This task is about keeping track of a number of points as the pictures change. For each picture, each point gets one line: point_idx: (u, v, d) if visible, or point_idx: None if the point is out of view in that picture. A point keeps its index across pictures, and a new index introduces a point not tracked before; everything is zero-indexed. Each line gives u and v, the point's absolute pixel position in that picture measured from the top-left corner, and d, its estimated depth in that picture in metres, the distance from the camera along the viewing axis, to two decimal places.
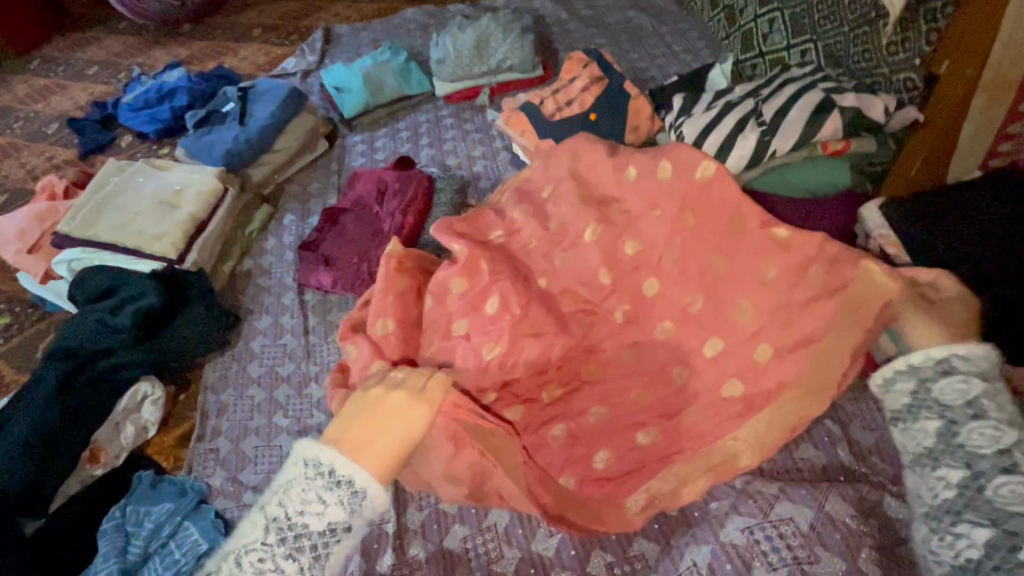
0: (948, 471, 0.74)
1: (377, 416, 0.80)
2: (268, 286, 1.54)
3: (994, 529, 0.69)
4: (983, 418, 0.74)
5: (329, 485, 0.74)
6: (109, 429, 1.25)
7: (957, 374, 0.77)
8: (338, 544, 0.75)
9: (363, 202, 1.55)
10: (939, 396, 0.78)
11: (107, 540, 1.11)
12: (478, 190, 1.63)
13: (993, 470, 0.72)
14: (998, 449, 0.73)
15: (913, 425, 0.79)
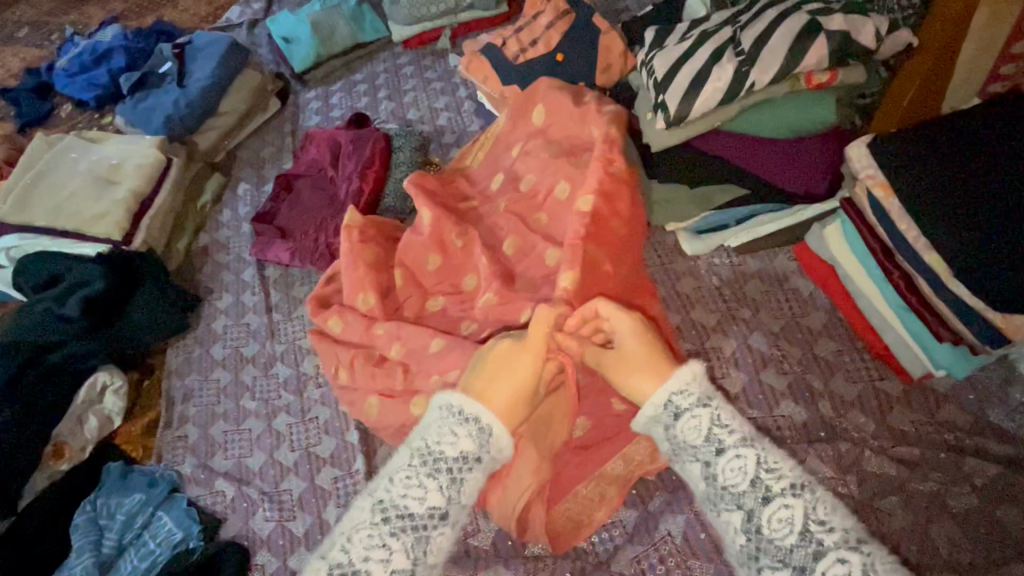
0: (730, 515, 0.71)
1: (512, 365, 0.82)
2: (226, 262, 1.45)
3: (789, 570, 0.66)
4: (734, 455, 0.72)
5: (460, 419, 0.79)
6: (71, 422, 1.21)
7: (685, 413, 0.76)
8: (471, 472, 0.78)
9: (318, 165, 1.44)
10: (684, 437, 0.75)
11: (79, 535, 1.08)
12: (442, 146, 1.52)
13: (757, 503, 0.70)
14: (750, 481, 0.71)
15: (685, 468, 0.76)
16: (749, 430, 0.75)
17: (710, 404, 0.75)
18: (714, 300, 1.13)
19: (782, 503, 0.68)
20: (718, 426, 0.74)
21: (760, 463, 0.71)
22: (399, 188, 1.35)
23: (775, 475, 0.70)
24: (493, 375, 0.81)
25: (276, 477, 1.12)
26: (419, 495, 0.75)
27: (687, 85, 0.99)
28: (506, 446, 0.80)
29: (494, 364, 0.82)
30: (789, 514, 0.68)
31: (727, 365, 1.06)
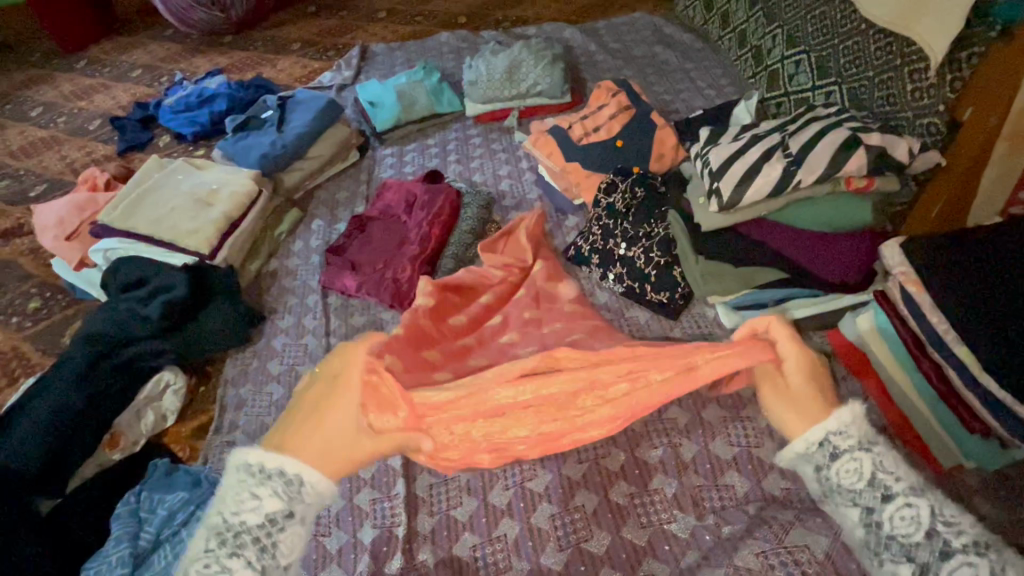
0: (895, 566, 0.67)
1: (319, 406, 0.72)
2: (293, 288, 1.57)
3: (911, 565, 0.67)
4: (912, 506, 0.69)
5: (261, 479, 0.69)
6: (130, 415, 1.28)
7: (845, 453, 0.72)
8: (284, 532, 0.70)
9: (392, 211, 1.59)
10: (838, 479, 0.72)
11: (120, 524, 1.12)
12: (502, 208, 1.67)
13: (934, 558, 0.66)
14: (925, 532, 0.68)
15: (839, 512, 0.72)
16: (912, 475, 0.72)
17: (874, 449, 0.71)
18: None
19: (966, 560, 0.65)
20: (883, 471, 0.71)
21: (933, 514, 0.68)
22: (464, 238, 1.49)
23: (955, 528, 0.67)
24: (324, 418, 0.71)
25: None
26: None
27: (740, 177, 1.13)
28: (328, 487, 0.70)
29: (322, 399, 0.73)
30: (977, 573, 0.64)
31: (762, 435, 1.12)
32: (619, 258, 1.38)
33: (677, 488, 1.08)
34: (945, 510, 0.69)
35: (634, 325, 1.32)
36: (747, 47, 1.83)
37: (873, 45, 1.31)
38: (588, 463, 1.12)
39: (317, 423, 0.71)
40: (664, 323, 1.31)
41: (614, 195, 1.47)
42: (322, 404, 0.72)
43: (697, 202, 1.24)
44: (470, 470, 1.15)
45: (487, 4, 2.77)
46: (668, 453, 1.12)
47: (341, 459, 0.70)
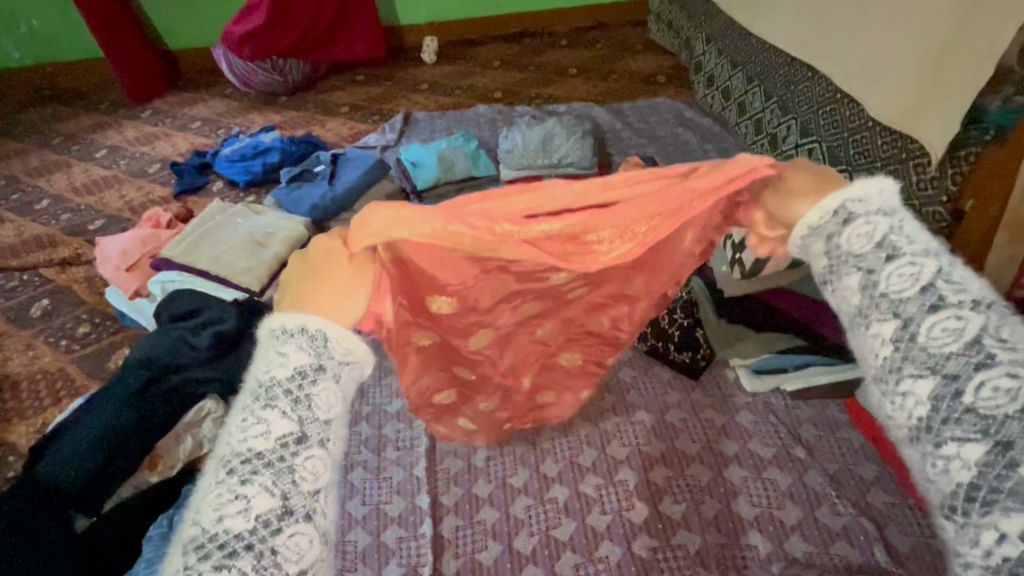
0: (880, 326, 0.63)
1: (320, 271, 0.68)
2: None
3: (935, 378, 0.59)
4: (940, 309, 0.61)
5: (285, 337, 0.65)
6: (171, 439, 1.34)
7: (858, 219, 0.68)
8: (317, 383, 0.64)
9: None
10: (886, 286, 0.64)
11: (152, 547, 1.15)
12: None
13: (922, 311, 0.61)
14: (920, 289, 0.62)
15: (864, 335, 0.65)
16: (932, 243, 0.66)
17: (900, 213, 0.68)
18: (771, 436, 1.25)
19: (957, 312, 0.60)
20: (895, 233, 0.66)
21: (986, 328, 0.58)
22: None
23: (958, 287, 0.62)
24: (323, 292, 0.67)
25: (344, 528, 1.19)
26: (262, 431, 0.61)
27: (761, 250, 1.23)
28: (356, 345, 0.68)
29: (317, 271, 0.68)
30: (958, 324, 0.59)
31: (783, 497, 1.15)
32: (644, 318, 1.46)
33: (699, 545, 1.10)
34: (952, 271, 0.63)
35: (656, 381, 1.38)
36: (762, 134, 2.01)
37: (880, 139, 1.43)
38: (612, 515, 1.16)
39: (326, 277, 0.68)
40: (685, 381, 1.37)
41: None
42: (316, 273, 0.68)
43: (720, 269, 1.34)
44: (495, 513, 1.18)
45: (521, 83, 3.04)
46: (691, 509, 1.15)
47: (345, 314, 0.68)
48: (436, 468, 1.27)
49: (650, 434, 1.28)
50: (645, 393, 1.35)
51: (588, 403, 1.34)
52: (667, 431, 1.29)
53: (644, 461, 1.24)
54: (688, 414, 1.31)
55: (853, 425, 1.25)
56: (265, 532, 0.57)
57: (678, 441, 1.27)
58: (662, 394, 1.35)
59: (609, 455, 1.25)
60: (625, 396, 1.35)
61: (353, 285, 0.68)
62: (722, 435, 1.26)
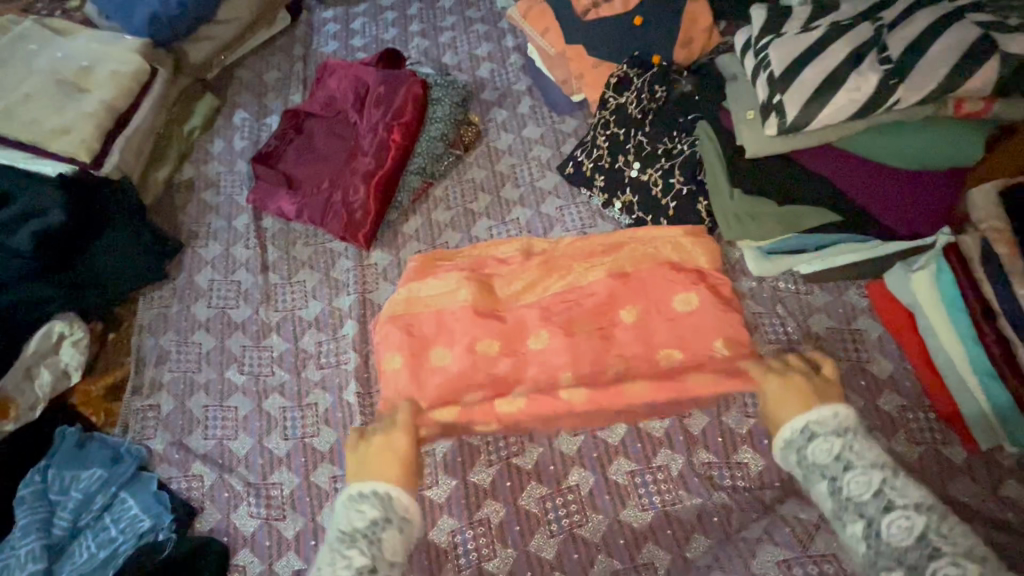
0: (851, 526, 0.75)
1: (388, 452, 0.85)
2: (218, 206, 1.25)
3: (911, 538, 0.71)
4: (891, 509, 0.74)
5: (362, 500, 0.80)
6: (18, 376, 1.01)
7: (820, 437, 0.82)
8: (386, 532, 0.78)
9: (337, 104, 1.22)
10: (849, 491, 0.77)
11: (25, 511, 0.93)
12: (482, 103, 1.32)
13: (879, 511, 0.74)
14: (873, 492, 0.76)
15: (811, 486, 0.81)
16: (881, 457, 0.79)
17: (839, 436, 0.81)
18: (776, 331, 1.04)
19: (904, 513, 0.73)
20: (853, 456, 0.79)
21: (889, 498, 0.75)
22: (433, 148, 1.19)
23: (900, 493, 0.75)
24: (373, 456, 0.85)
25: (264, 467, 0.99)
26: (345, 565, 0.75)
27: (814, 88, 0.82)
28: (412, 505, 0.80)
29: (378, 449, 0.86)
30: (908, 522, 0.72)
31: None
32: (630, 182, 1.12)
33: (682, 466, 0.95)
34: (892, 480, 0.76)
35: None
36: None
37: None
38: (584, 437, 0.98)
39: (380, 465, 0.84)
40: None
41: (626, 95, 1.15)
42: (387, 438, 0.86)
43: (745, 116, 0.93)
44: (447, 443, 0.99)
45: None
46: (675, 426, 0.98)
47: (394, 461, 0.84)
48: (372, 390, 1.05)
49: None
50: None
51: None
52: None
53: None
54: None
55: (873, 312, 1.04)
56: None
57: None
58: None
59: None
60: None
61: (393, 462, 0.84)
62: None
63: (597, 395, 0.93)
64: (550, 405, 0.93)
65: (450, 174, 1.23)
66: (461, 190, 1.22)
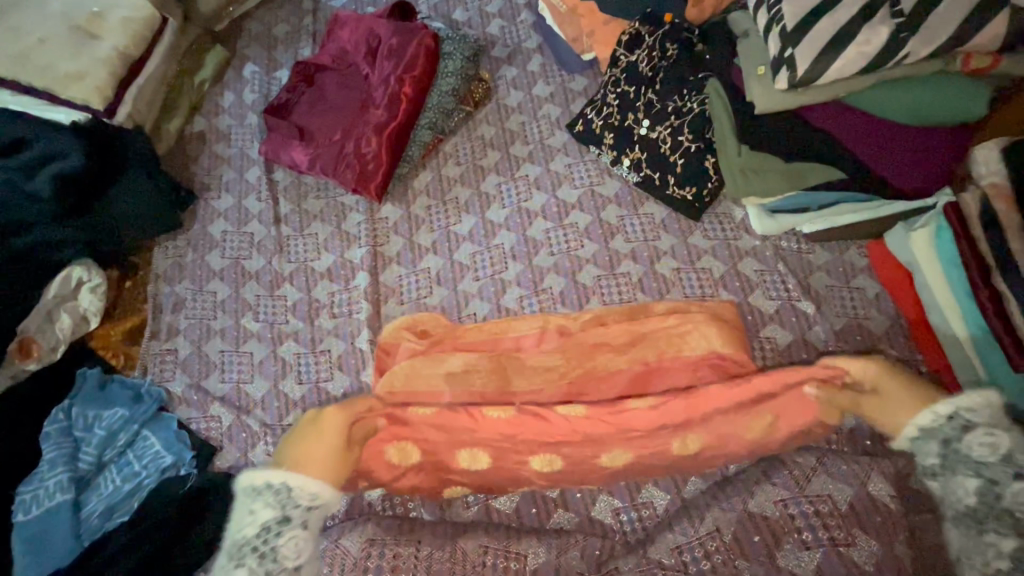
0: (965, 479, 0.74)
1: (309, 439, 0.83)
2: (229, 158, 1.26)
3: (978, 479, 0.73)
4: (975, 431, 0.75)
5: (256, 495, 0.79)
6: (39, 318, 1.04)
7: (979, 428, 0.75)
8: (280, 537, 0.77)
9: (348, 57, 1.22)
10: (972, 451, 0.74)
11: (51, 445, 0.97)
12: (492, 60, 1.32)
13: (997, 463, 0.73)
14: (1001, 456, 0.73)
15: (920, 448, 0.79)
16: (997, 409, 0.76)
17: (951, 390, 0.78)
18: (776, 287, 1.07)
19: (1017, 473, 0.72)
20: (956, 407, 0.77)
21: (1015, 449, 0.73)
22: (443, 103, 1.19)
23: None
24: (305, 454, 0.81)
25: (279, 409, 1.03)
26: (250, 520, 0.78)
27: (827, 42, 0.83)
28: (319, 492, 0.80)
29: (308, 431, 0.83)
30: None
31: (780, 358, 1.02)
32: (639, 139, 1.13)
33: None
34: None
35: (647, 222, 1.14)
36: None
37: None
38: None
39: (314, 433, 0.83)
40: (682, 224, 1.13)
41: (637, 53, 1.15)
42: (307, 436, 0.83)
43: (756, 72, 0.94)
44: None
45: None
46: None
47: (326, 461, 0.81)
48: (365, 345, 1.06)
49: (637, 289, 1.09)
50: (632, 240, 1.13)
51: (564, 251, 1.12)
52: (658, 285, 1.09)
53: None
54: (682, 263, 1.11)
55: (871, 271, 1.07)
56: (266, 536, 0.77)
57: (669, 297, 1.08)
58: (654, 241, 1.13)
59: None
60: (608, 243, 1.13)
61: (337, 463, 0.82)
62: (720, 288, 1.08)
63: (594, 413, 0.86)
64: (535, 428, 0.87)
65: (460, 130, 1.24)
66: (471, 146, 1.23)
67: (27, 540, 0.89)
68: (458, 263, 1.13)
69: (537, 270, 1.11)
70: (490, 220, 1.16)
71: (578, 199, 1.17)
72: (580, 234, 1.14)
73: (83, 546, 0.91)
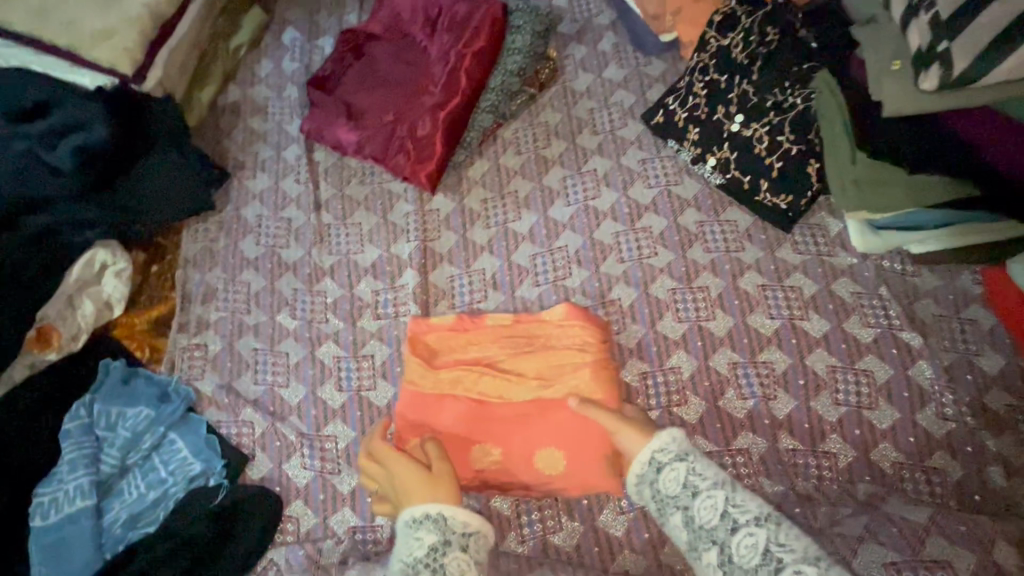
0: (706, 553, 0.69)
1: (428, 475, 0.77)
2: (267, 135, 1.15)
3: (714, 549, 0.68)
4: (716, 497, 0.71)
5: (417, 524, 0.73)
6: (60, 304, 0.95)
7: (703, 492, 0.71)
8: (448, 556, 0.70)
9: (403, 27, 1.09)
10: (695, 516, 0.71)
11: (71, 445, 0.89)
12: (559, 37, 1.18)
13: (728, 530, 0.68)
14: (722, 515, 0.69)
15: (666, 523, 0.74)
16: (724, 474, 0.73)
17: (688, 458, 0.74)
18: (877, 314, 0.95)
19: (750, 530, 0.67)
20: (694, 474, 0.74)
21: (729, 500, 0.70)
22: (508, 84, 1.07)
23: (742, 510, 0.69)
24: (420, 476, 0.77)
25: (317, 418, 0.94)
26: None
27: (996, 34, 0.69)
28: (474, 518, 0.73)
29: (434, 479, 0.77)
30: (754, 540, 0.66)
31: (878, 395, 0.91)
32: (729, 137, 1.01)
33: (765, 451, 0.89)
34: (731, 497, 0.70)
35: (730, 230, 1.02)
36: None
37: None
38: (658, 411, 0.92)
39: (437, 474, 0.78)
40: (772, 235, 1.01)
41: (732, 36, 1.02)
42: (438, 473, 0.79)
43: (890, 67, 0.81)
44: None
45: None
46: (760, 408, 0.91)
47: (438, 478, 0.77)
48: (403, 350, 0.97)
49: (716, 305, 0.97)
50: (712, 250, 1.01)
51: (635, 258, 1.01)
52: (739, 302, 0.98)
53: (704, 340, 0.96)
54: (769, 280, 0.99)
55: (987, 302, 0.94)
56: None
57: (751, 316, 0.97)
58: (737, 251, 1.01)
59: (660, 334, 0.96)
60: (685, 251, 1.01)
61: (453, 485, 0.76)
62: (811, 311, 0.96)
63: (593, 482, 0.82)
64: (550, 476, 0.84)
65: (521, 115, 1.11)
66: (533, 133, 1.11)
67: (45, 550, 0.82)
68: (516, 265, 1.02)
69: (604, 278, 1.00)
70: (553, 218, 1.05)
71: (651, 201, 1.05)
72: (654, 240, 1.02)
73: (104, 558, 0.84)
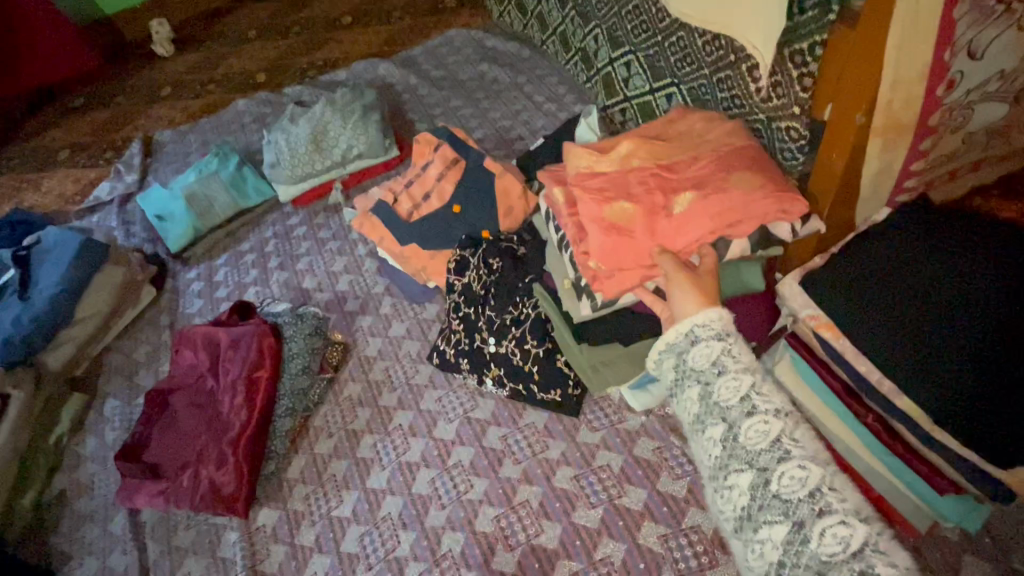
0: (767, 527, 0.65)
1: None
2: (91, 515, 1.17)
3: (766, 497, 0.66)
4: (786, 459, 0.67)
5: None
6: None
7: (758, 415, 0.70)
8: None
9: (195, 372, 1.20)
10: (778, 487, 0.66)
11: None
12: (347, 316, 1.35)
13: (812, 515, 0.63)
14: (780, 459, 0.67)
15: (686, 397, 0.77)
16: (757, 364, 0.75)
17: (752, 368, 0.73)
18: (679, 463, 0.99)
19: (843, 519, 0.61)
20: (760, 397, 0.72)
21: (823, 483, 0.64)
22: (296, 384, 1.17)
23: (765, 399, 0.71)
24: None
25: None
26: None
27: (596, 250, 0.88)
28: None
29: None
30: (807, 481, 0.64)
31: (713, 548, 0.90)
32: (492, 358, 1.12)
33: None
34: (761, 385, 0.72)
35: (532, 434, 1.08)
36: (573, 50, 1.62)
37: (697, 39, 1.05)
38: None
39: None
40: (565, 423, 1.08)
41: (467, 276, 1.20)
42: None
43: (562, 285, 0.99)
44: None
45: (286, 54, 2.45)
46: None
47: None
48: None
49: (541, 515, 0.99)
50: (521, 460, 1.06)
51: (455, 499, 1.03)
52: (561, 503, 1.00)
53: (541, 559, 0.95)
54: (579, 468, 1.03)
55: None
56: None
57: (576, 513, 0.98)
58: (542, 451, 1.06)
59: (496, 572, 0.95)
60: (498, 472, 1.05)
61: None
62: (625, 484, 0.99)
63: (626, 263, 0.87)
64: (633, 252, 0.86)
65: (326, 399, 1.21)
66: (340, 411, 1.19)
67: None
68: (346, 554, 1.01)
69: (431, 533, 1.00)
70: (373, 489, 1.08)
71: (457, 433, 1.11)
72: (467, 472, 1.06)
73: None
